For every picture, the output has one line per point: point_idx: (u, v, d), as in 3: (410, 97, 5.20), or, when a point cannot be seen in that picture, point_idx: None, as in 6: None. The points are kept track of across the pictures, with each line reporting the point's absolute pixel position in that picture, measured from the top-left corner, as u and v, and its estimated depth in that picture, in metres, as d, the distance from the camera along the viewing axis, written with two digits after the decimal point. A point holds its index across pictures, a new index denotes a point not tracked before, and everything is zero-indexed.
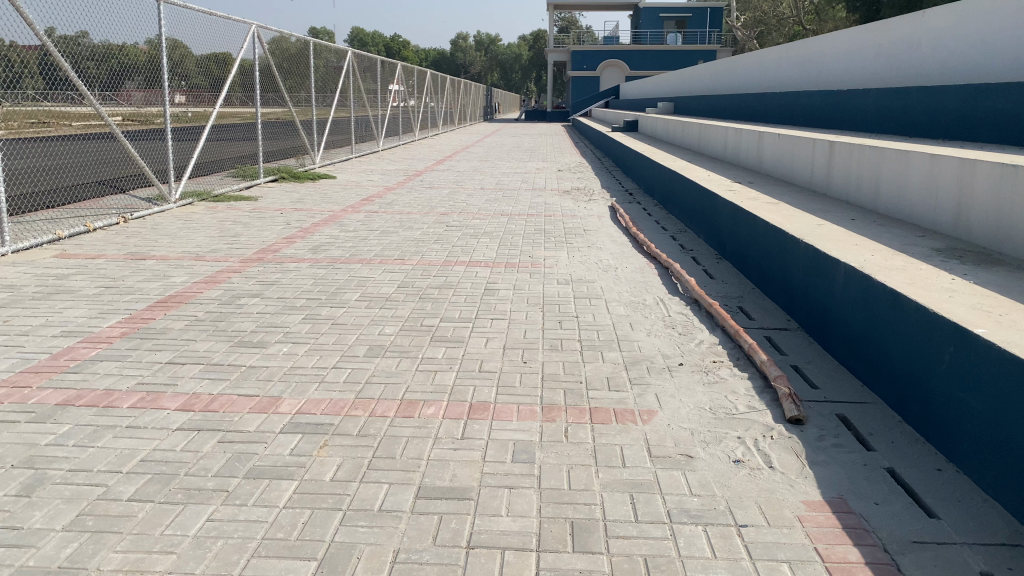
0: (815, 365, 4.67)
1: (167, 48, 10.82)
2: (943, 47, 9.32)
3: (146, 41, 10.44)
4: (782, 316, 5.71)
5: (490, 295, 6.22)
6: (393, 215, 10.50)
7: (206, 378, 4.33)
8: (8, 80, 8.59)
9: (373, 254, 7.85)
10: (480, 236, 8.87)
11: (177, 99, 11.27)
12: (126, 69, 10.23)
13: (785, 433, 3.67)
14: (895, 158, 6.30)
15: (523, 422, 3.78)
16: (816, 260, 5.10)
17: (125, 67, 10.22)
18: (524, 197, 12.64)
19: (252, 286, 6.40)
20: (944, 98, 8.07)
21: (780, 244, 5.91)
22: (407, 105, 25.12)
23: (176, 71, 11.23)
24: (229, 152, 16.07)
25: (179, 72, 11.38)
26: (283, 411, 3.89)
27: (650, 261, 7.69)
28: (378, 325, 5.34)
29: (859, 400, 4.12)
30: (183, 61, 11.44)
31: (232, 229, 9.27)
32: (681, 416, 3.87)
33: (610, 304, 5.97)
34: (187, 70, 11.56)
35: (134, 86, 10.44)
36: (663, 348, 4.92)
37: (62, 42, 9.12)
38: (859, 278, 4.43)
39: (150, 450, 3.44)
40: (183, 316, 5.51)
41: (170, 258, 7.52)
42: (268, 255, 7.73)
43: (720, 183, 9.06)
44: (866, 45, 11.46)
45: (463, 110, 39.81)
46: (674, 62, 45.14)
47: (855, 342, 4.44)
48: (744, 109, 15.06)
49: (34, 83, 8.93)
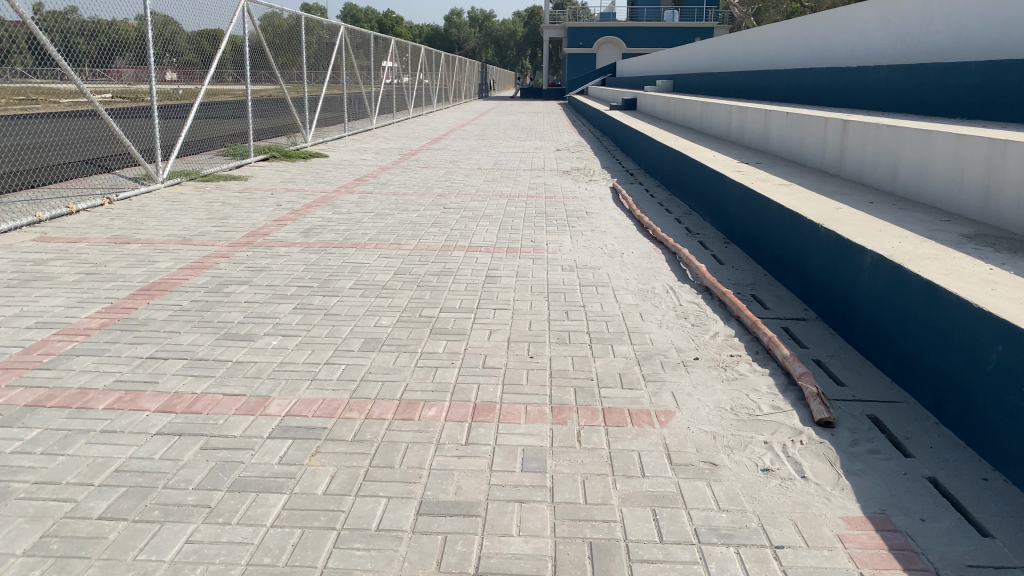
0: (839, 359, 4.40)
1: (159, 24, 10.48)
2: (957, 22, 8.99)
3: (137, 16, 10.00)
4: (799, 305, 5.44)
5: (491, 283, 5.91)
6: (388, 196, 10.17)
7: (189, 375, 4.03)
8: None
9: (368, 238, 7.54)
10: (479, 219, 8.57)
11: (169, 76, 10.92)
12: (116, 45, 9.82)
13: (815, 437, 3.40)
14: (916, 138, 6.00)
15: (532, 425, 3.49)
16: (838, 247, 4.81)
17: (115, 42, 9.81)
18: (523, 177, 12.31)
19: (241, 272, 6.09)
20: (961, 75, 7.77)
21: (796, 228, 5.61)
22: (400, 82, 24.65)
23: (167, 47, 10.83)
24: (219, 130, 15.66)
25: (170, 49, 11.00)
26: (271, 413, 3.60)
27: (657, 245, 7.39)
28: (374, 316, 5.04)
29: (890, 399, 3.85)
30: (174, 38, 11.08)
31: (222, 211, 8.94)
32: (701, 418, 3.60)
33: (618, 293, 5.67)
34: (179, 47, 11.19)
35: (125, 63, 10.02)
36: (677, 341, 4.64)
37: (50, 18, 8.78)
38: (888, 266, 4.14)
39: (125, 459, 3.15)
40: (166, 306, 5.20)
41: (156, 242, 7.20)
42: (258, 238, 7.41)
43: (727, 164, 8.74)
44: (874, 20, 11.12)
45: (457, 88, 39.36)
46: (669, 39, 44.63)
47: (884, 336, 4.17)
48: (747, 87, 14.71)
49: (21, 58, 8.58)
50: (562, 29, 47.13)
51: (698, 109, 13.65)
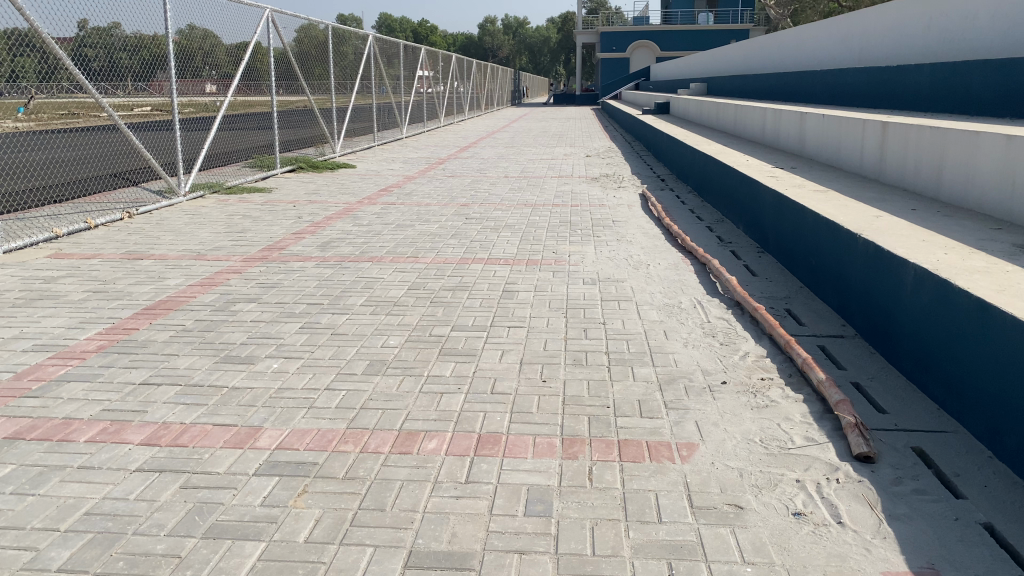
0: (879, 382, 4.05)
1: (198, 36, 10.62)
2: (1003, 16, 8.54)
3: (177, 31, 10.12)
4: (836, 321, 5.08)
5: (508, 298, 5.63)
6: (410, 207, 9.96)
7: (180, 404, 3.80)
8: (44, 74, 8.32)
9: (385, 251, 7.31)
10: (502, 230, 8.31)
11: (208, 88, 11.01)
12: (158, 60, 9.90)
13: (853, 475, 3.06)
14: (962, 140, 5.61)
15: (540, 460, 3.20)
16: (879, 259, 4.46)
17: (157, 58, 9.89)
18: (550, 185, 12.03)
19: (250, 289, 5.90)
20: (1009, 73, 7.34)
21: (833, 236, 5.25)
22: (431, 90, 24.53)
23: (205, 60, 10.94)
24: (247, 142, 15.62)
25: (209, 61, 11.09)
26: (260, 446, 3.36)
27: (685, 256, 7.05)
28: (382, 336, 4.80)
29: (937, 429, 3.50)
30: (214, 49, 11.16)
31: (241, 224, 8.79)
32: (725, 452, 3.28)
33: (641, 308, 5.36)
34: (218, 59, 11.26)
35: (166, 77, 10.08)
36: (703, 362, 4.31)
37: (94, 35, 8.87)
38: (934, 282, 3.79)
39: (98, 500, 2.92)
40: (169, 326, 5.01)
41: (169, 257, 7.05)
42: (273, 252, 7.22)
43: (761, 168, 8.38)
44: (914, 17, 10.67)
45: (490, 95, 39.29)
46: (704, 42, 44.09)
47: (931, 358, 3.81)
48: (782, 89, 14.28)
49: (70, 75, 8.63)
50: (595, 34, 46.83)
51: (732, 113, 13.27)
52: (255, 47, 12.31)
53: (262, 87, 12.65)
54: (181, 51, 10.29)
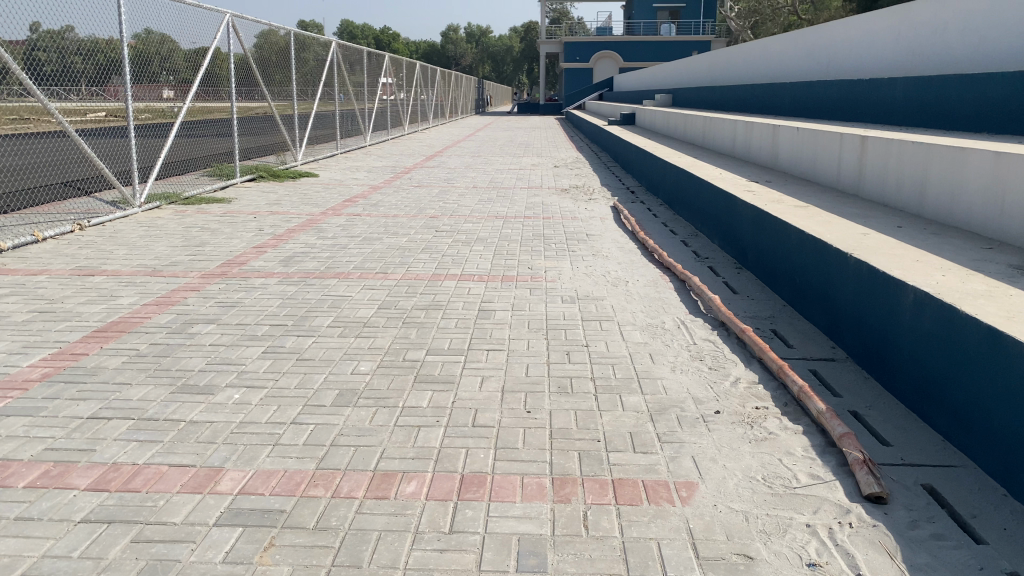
0: (878, 411, 3.87)
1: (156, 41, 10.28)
2: (974, 30, 8.53)
3: (136, 35, 9.78)
4: (826, 343, 4.91)
5: (484, 318, 5.37)
6: (376, 219, 9.66)
7: (133, 441, 3.48)
8: None
9: (352, 266, 7.01)
10: (473, 244, 8.05)
11: (167, 94, 10.65)
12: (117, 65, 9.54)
13: (866, 519, 2.86)
14: (947, 156, 5.49)
15: (529, 505, 2.95)
16: (872, 281, 4.29)
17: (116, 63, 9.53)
18: (519, 196, 11.80)
19: (210, 309, 5.56)
20: (984, 88, 7.29)
21: (820, 254, 5.08)
22: (394, 98, 24.19)
23: (162, 65, 10.53)
24: (205, 149, 15.16)
25: (167, 67, 10.74)
26: (221, 491, 3.06)
27: (664, 272, 6.86)
28: (352, 361, 4.50)
29: (946, 464, 3.32)
30: (172, 54, 10.81)
31: (199, 237, 8.41)
32: (728, 492, 3.06)
33: (624, 329, 5.14)
34: (176, 64, 10.91)
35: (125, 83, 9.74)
36: (693, 389, 4.10)
37: (48, 38, 8.50)
38: (937, 307, 3.62)
39: (36, 558, 2.60)
40: (121, 351, 4.66)
41: (122, 273, 6.67)
42: (234, 268, 6.88)
43: (736, 182, 8.24)
44: (884, 31, 10.66)
45: (454, 103, 39.09)
46: (667, 54, 44.38)
47: (934, 386, 3.64)
48: (750, 101, 14.25)
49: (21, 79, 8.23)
50: (559, 44, 46.85)
51: (701, 124, 13.19)
52: (214, 52, 11.92)
53: (221, 94, 12.25)
54: (138, 56, 9.95)
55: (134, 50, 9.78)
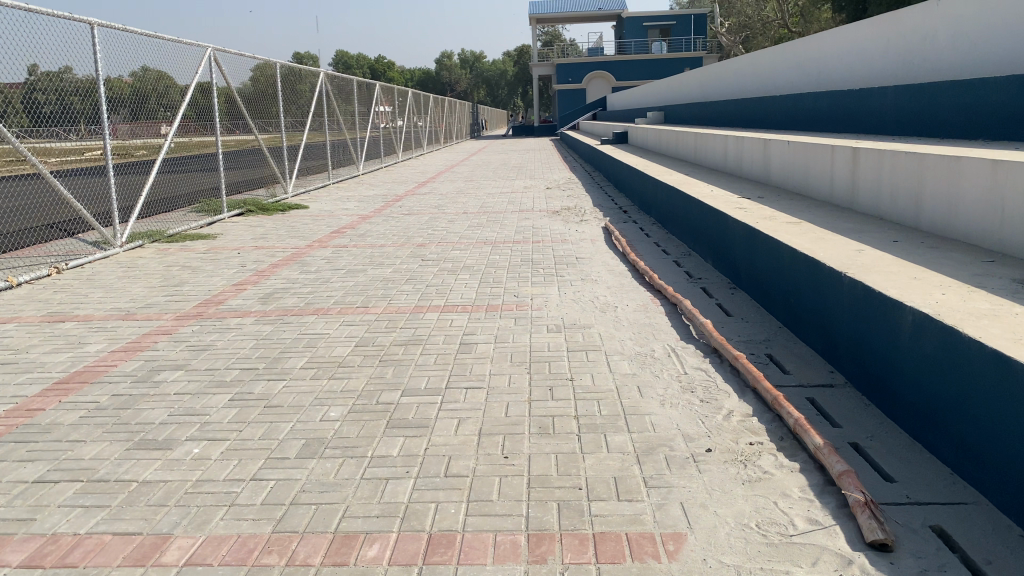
0: (882, 442, 3.62)
1: (152, 79, 10.42)
2: (964, 35, 8.35)
3: (129, 73, 9.82)
4: (823, 367, 4.66)
5: (465, 353, 5.12)
6: (362, 250, 9.44)
7: (78, 508, 3.23)
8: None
9: (333, 301, 6.77)
10: (459, 272, 7.82)
11: (163, 130, 10.72)
12: (112, 103, 9.51)
13: (871, 571, 2.60)
14: (942, 166, 5.27)
15: (501, 567, 2.70)
16: (868, 301, 4.05)
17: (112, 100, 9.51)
18: (510, 221, 11.59)
19: (179, 354, 5.33)
20: (977, 93, 7.08)
21: (814, 273, 4.84)
22: (386, 126, 24.09)
23: (159, 103, 10.66)
24: (193, 184, 14.98)
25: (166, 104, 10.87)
26: (166, 562, 2.80)
27: (655, 295, 6.62)
28: (322, 407, 4.25)
29: (956, 501, 3.06)
30: (169, 92, 10.93)
31: (178, 276, 8.19)
32: (719, 543, 2.81)
33: (611, 359, 4.89)
34: (174, 100, 11.02)
35: (119, 120, 9.72)
36: (683, 425, 3.84)
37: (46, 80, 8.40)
38: (937, 329, 3.38)
39: None
40: (79, 405, 4.41)
41: (94, 318, 6.45)
42: (209, 308, 6.66)
43: (727, 199, 8.02)
44: (873, 39, 10.51)
45: (448, 129, 39.14)
46: (659, 72, 44.45)
47: (940, 416, 3.38)
48: (741, 116, 14.10)
49: (21, 120, 8.16)
50: (551, 66, 46.90)
51: (693, 140, 13.00)
52: (199, 86, 11.73)
53: (205, 126, 11.93)
54: (135, 94, 10.11)
55: (130, 87, 9.93)
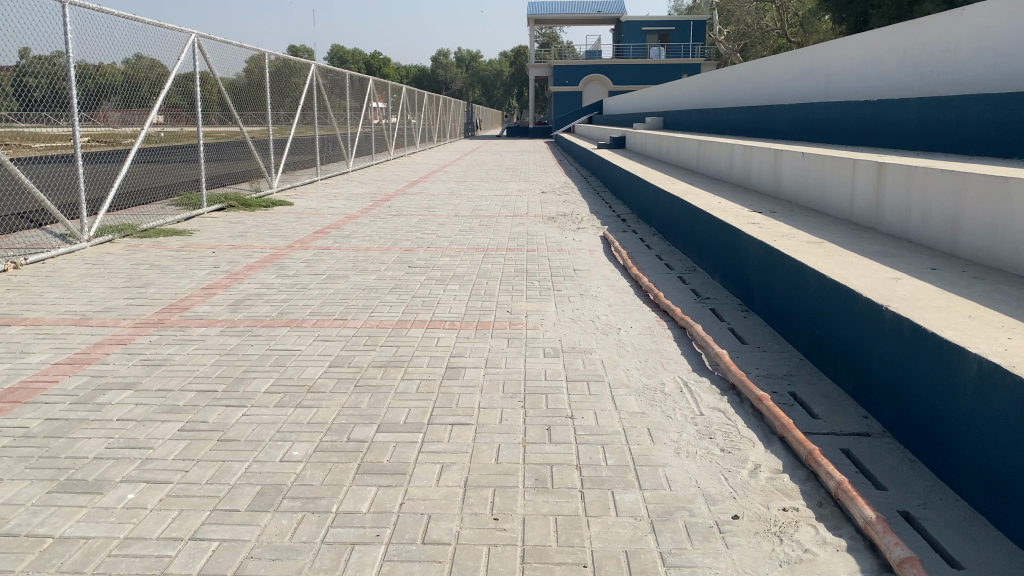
0: (937, 512, 3.10)
1: (147, 67, 9.89)
2: (990, 47, 7.86)
3: (123, 59, 9.30)
4: (856, 411, 4.13)
5: (452, 379, 4.57)
6: (345, 253, 8.87)
7: None
8: None
9: (309, 311, 6.20)
10: (448, 282, 7.26)
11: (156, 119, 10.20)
12: (103, 88, 9.00)
13: None
14: (984, 187, 4.75)
15: None
16: (915, 342, 3.52)
17: (103, 86, 9.00)
18: (503, 226, 11.04)
19: (131, 369, 4.75)
20: (1009, 109, 6.57)
21: (845, 303, 4.30)
22: (379, 122, 23.48)
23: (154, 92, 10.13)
24: (175, 176, 14.37)
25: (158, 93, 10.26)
26: None
27: (660, 316, 6.08)
28: (284, 444, 3.68)
29: None
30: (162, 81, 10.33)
31: (144, 276, 7.58)
32: None
33: (616, 393, 4.35)
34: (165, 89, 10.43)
35: (111, 107, 9.21)
36: (703, 481, 3.29)
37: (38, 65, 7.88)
38: (1006, 384, 2.85)
39: None
40: (5, 432, 3.81)
41: (45, 322, 5.87)
42: (173, 314, 6.09)
43: (738, 213, 7.49)
44: (888, 49, 10.02)
45: (442, 127, 38.58)
46: (657, 77, 43.97)
47: (1008, 486, 2.86)
48: (746, 124, 13.59)
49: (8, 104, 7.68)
50: (548, 67, 46.34)
51: (696, 148, 12.48)
52: (194, 77, 11.15)
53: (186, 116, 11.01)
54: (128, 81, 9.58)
55: (124, 74, 9.41)
